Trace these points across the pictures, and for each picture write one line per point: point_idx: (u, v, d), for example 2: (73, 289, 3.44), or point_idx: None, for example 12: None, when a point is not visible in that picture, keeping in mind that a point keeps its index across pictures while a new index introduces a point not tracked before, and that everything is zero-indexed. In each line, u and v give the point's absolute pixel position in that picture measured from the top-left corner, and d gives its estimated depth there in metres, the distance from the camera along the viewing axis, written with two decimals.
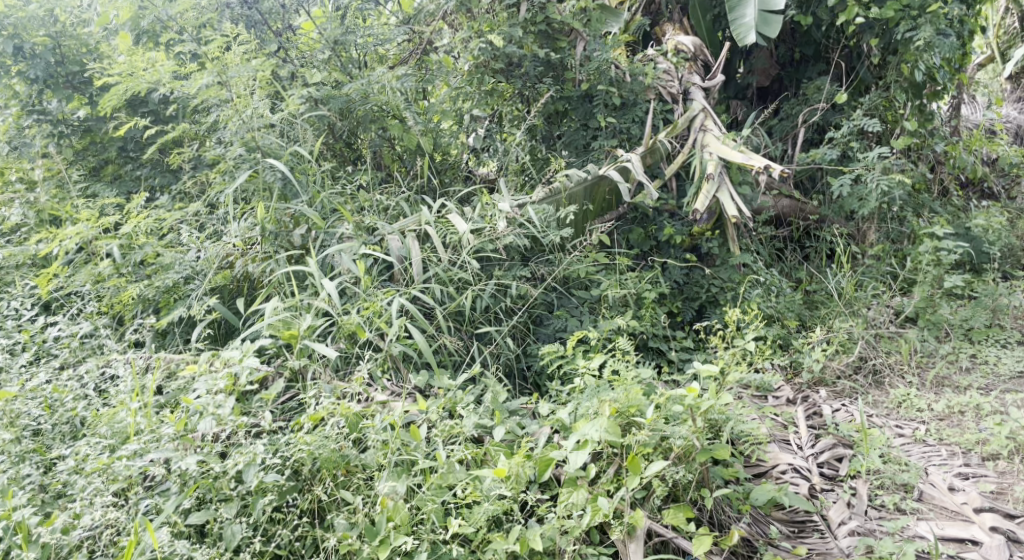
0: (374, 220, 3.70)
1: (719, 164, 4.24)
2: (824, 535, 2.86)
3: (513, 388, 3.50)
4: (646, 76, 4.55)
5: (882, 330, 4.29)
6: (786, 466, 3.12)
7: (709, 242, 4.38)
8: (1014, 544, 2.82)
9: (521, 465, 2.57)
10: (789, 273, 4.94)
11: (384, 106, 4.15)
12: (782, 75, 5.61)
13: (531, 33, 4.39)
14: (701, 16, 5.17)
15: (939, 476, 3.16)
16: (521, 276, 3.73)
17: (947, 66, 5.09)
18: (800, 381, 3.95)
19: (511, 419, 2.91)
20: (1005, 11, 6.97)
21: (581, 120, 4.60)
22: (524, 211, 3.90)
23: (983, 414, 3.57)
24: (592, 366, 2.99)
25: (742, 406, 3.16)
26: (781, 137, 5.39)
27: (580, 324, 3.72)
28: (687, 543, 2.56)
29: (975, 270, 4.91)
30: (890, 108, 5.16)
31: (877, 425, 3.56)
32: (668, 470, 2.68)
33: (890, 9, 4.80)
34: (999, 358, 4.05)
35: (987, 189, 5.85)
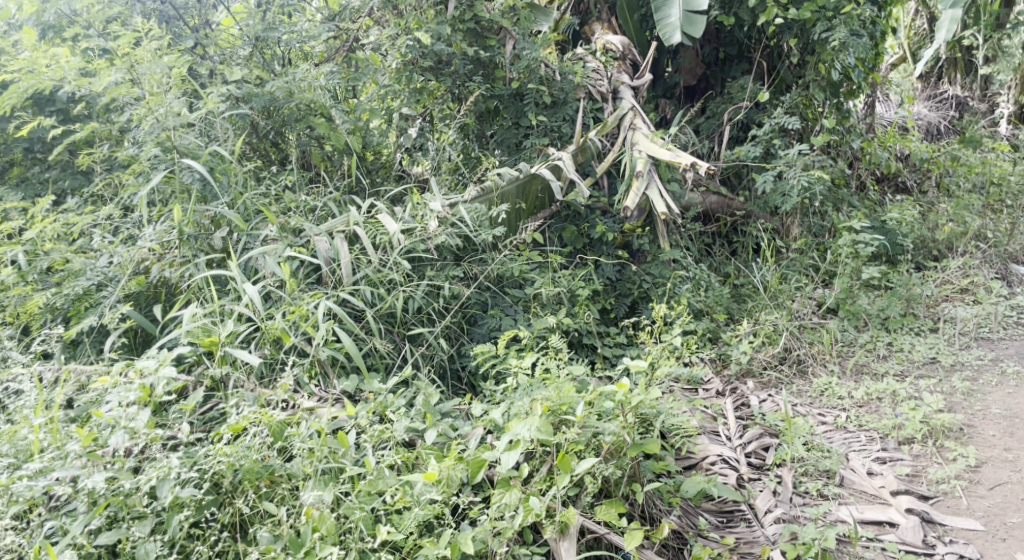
0: (300, 221, 3.61)
1: (649, 162, 4.28)
2: (751, 524, 2.92)
3: (447, 389, 3.47)
4: (575, 74, 4.56)
5: (805, 321, 4.42)
6: (716, 458, 3.17)
7: (641, 239, 4.43)
8: (928, 525, 2.95)
9: (452, 469, 2.54)
10: (717, 268, 5.04)
11: (311, 103, 4.09)
12: (708, 74, 5.72)
13: (460, 31, 4.35)
14: (628, 16, 5.25)
15: (858, 462, 3.28)
16: (454, 275, 3.70)
17: (861, 66, 5.30)
18: (729, 373, 4.03)
19: (443, 421, 2.89)
20: (915, 13, 7.35)
21: (511, 119, 4.59)
22: (456, 210, 3.86)
23: (899, 400, 3.72)
24: (525, 365, 2.99)
25: (673, 399, 3.21)
26: (707, 135, 5.50)
27: (514, 323, 3.71)
28: (619, 539, 2.58)
29: (891, 261, 5.11)
30: (809, 107, 5.33)
31: (801, 414, 3.66)
32: (599, 466, 2.70)
33: (808, 10, 4.95)
34: (913, 345, 4.24)
35: (901, 183, 6.08)
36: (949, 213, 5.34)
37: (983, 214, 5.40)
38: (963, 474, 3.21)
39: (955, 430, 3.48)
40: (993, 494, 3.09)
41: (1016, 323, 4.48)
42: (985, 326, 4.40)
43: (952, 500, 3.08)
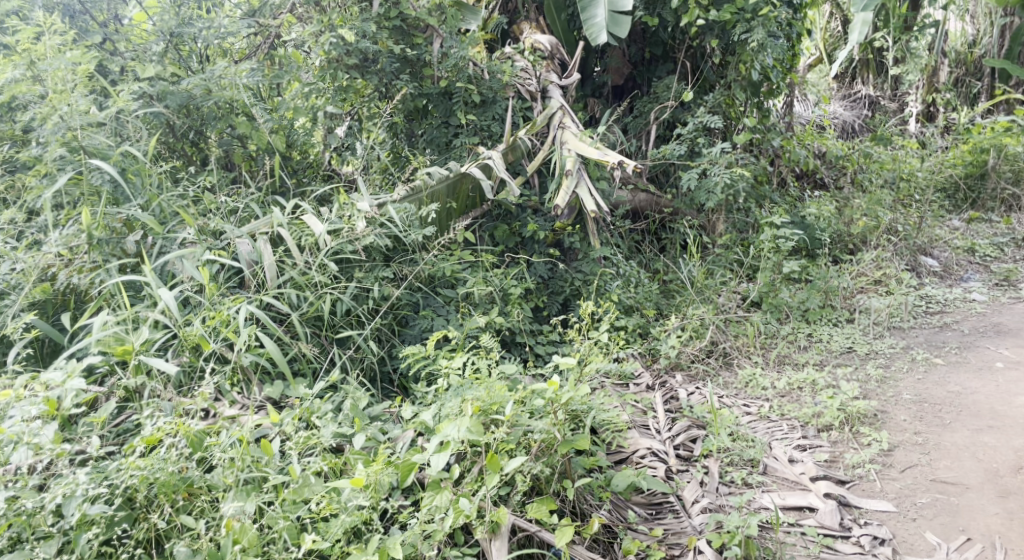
0: (220, 224, 3.50)
1: (578, 160, 4.31)
2: (679, 515, 2.97)
3: (378, 393, 3.42)
4: (504, 73, 4.55)
5: (730, 315, 4.54)
6: (645, 451, 3.23)
7: (571, 237, 4.46)
8: (845, 508, 3.07)
9: (380, 473, 2.50)
10: (647, 265, 5.11)
11: (231, 102, 3.96)
12: (635, 74, 5.81)
13: (385, 29, 4.28)
14: (555, 16, 5.29)
15: (780, 450, 3.38)
16: (384, 276, 3.64)
17: (779, 67, 5.48)
18: (658, 367, 4.11)
19: (373, 425, 2.84)
20: (830, 16, 7.67)
21: (439, 117, 4.55)
22: (384, 210, 3.79)
23: (819, 389, 3.85)
24: (455, 365, 2.97)
25: (603, 395, 3.24)
26: (635, 134, 5.58)
27: (446, 323, 3.69)
28: (550, 536, 2.59)
29: (810, 255, 5.29)
30: (732, 106, 5.47)
31: (727, 405, 3.76)
32: (528, 464, 2.70)
33: (727, 12, 5.07)
34: (831, 336, 4.40)
35: (819, 180, 6.32)
36: (863, 208, 5.55)
37: (894, 209, 5.65)
38: (877, 458, 3.34)
39: (870, 416, 3.62)
40: (904, 476, 3.23)
41: (925, 312, 4.70)
42: (896, 316, 4.60)
43: (866, 483, 3.21)
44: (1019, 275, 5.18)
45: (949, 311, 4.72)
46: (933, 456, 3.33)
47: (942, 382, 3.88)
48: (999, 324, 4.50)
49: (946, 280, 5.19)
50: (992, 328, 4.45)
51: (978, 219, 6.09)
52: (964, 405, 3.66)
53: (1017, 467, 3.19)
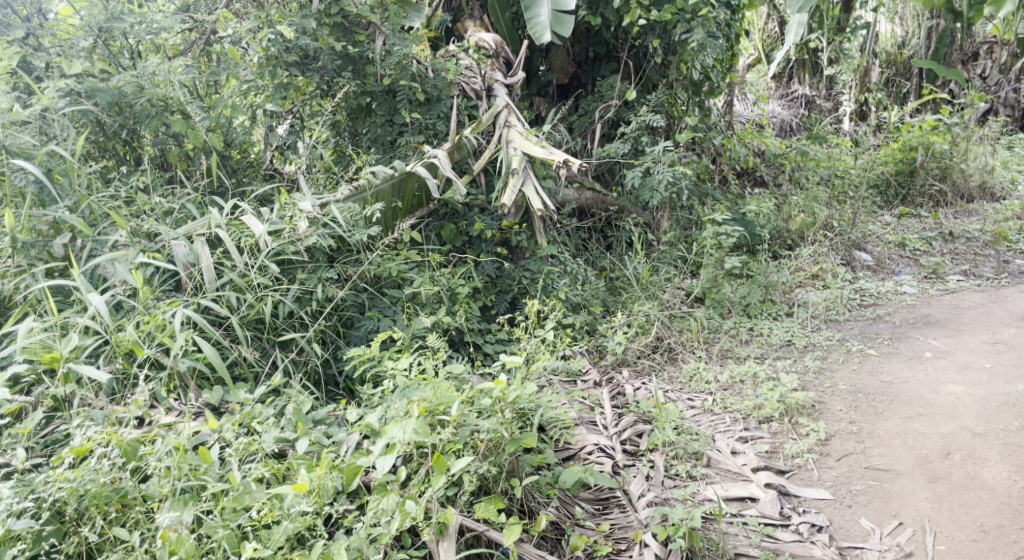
0: (154, 226, 3.39)
1: (524, 159, 4.31)
2: (625, 509, 2.99)
3: (323, 396, 3.37)
4: (448, 72, 4.52)
5: (675, 311, 4.61)
6: (593, 447, 3.26)
7: (519, 236, 4.45)
8: (784, 497, 3.15)
9: (324, 478, 2.46)
10: (594, 262, 5.14)
11: (166, 99, 3.86)
12: (580, 73, 5.83)
13: (326, 25, 4.20)
14: (500, 15, 5.24)
15: (723, 442, 3.45)
16: (328, 277, 3.58)
17: (718, 67, 5.60)
18: (605, 363, 4.15)
19: (317, 429, 2.79)
20: (767, 18, 7.87)
21: (382, 116, 4.49)
22: (328, 210, 3.73)
23: (760, 381, 3.94)
24: (401, 366, 2.95)
25: (551, 392, 3.25)
26: (580, 133, 5.60)
27: (392, 323, 3.65)
28: (498, 535, 2.59)
29: (751, 251, 5.40)
30: (674, 105, 5.56)
31: (672, 399, 3.81)
32: (475, 464, 2.69)
33: (668, 12, 5.13)
34: (771, 330, 4.51)
35: (759, 178, 6.43)
36: (800, 205, 5.71)
37: (829, 205, 5.80)
38: (815, 447, 3.44)
39: (807, 407, 3.72)
40: (840, 464, 3.33)
41: (859, 304, 4.85)
42: (832, 309, 4.73)
43: (805, 473, 3.29)
44: (946, 268, 5.38)
45: (882, 303, 4.88)
46: (867, 444, 3.43)
47: (875, 372, 4.00)
48: (928, 316, 4.66)
49: (879, 274, 5.36)
50: (921, 319, 4.61)
51: (908, 214, 6.29)
52: (896, 394, 3.78)
53: (945, 453, 3.31)
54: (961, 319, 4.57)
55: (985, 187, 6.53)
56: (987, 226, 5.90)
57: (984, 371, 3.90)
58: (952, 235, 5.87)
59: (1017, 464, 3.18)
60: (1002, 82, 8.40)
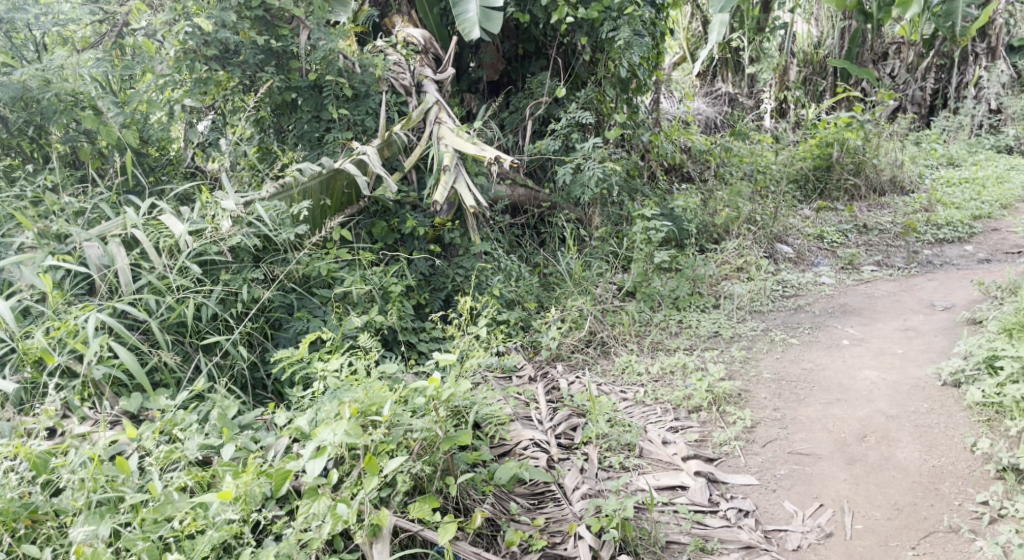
0: (65, 226, 3.22)
1: (455, 156, 4.27)
2: (560, 503, 3.01)
3: (251, 400, 3.28)
4: (375, 67, 4.45)
5: (607, 305, 4.66)
6: (528, 442, 3.27)
7: (451, 233, 4.42)
8: (713, 484, 3.22)
9: (251, 484, 2.40)
10: (527, 258, 5.16)
11: (75, 94, 3.66)
12: (509, 70, 5.84)
13: (248, 18, 4.04)
14: (428, 10, 5.21)
15: (655, 432, 3.50)
16: (254, 278, 3.49)
17: (643, 64, 5.68)
18: (539, 358, 4.17)
19: (243, 434, 2.71)
20: (691, 17, 8.04)
21: (308, 111, 4.38)
22: (252, 209, 3.62)
23: (689, 372, 4.01)
24: (331, 367, 2.88)
25: (485, 388, 3.25)
26: (511, 129, 5.58)
27: (322, 324, 3.59)
28: (433, 534, 2.57)
29: (679, 245, 5.51)
30: (603, 102, 5.62)
31: (604, 392, 3.85)
32: (408, 463, 2.66)
33: (595, 10, 5.17)
34: (699, 321, 4.60)
35: (685, 173, 6.57)
36: (725, 200, 5.85)
37: (752, 200, 5.97)
38: (741, 434, 3.53)
39: (734, 395, 3.82)
40: (765, 450, 3.42)
41: (781, 295, 5.01)
42: (756, 300, 4.87)
43: (732, 460, 3.38)
44: (861, 259, 5.59)
45: (802, 294, 5.05)
46: (790, 430, 3.53)
47: (798, 360, 4.13)
48: (844, 305, 4.84)
49: (799, 265, 5.54)
50: (839, 308, 4.78)
51: (825, 208, 6.51)
52: (816, 381, 3.91)
53: (861, 435, 3.44)
54: (874, 307, 4.76)
55: (896, 181, 6.83)
56: (898, 219, 6.17)
57: (897, 356, 4.06)
58: (866, 227, 6.12)
59: (927, 444, 3.33)
60: (909, 81, 8.78)
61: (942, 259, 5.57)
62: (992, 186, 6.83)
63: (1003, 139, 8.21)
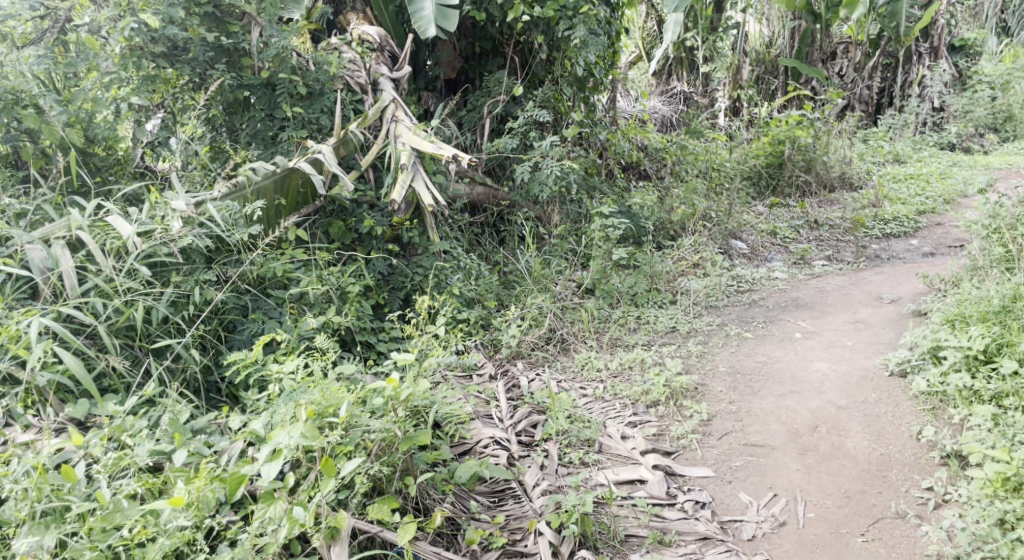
0: (6, 229, 3.13)
1: (412, 154, 4.25)
2: (520, 499, 3.02)
3: (205, 405, 3.23)
4: (330, 65, 4.42)
5: (566, 303, 4.68)
6: (488, 440, 3.26)
7: (410, 232, 4.39)
8: (671, 477, 3.26)
9: (203, 489, 2.36)
10: (487, 257, 5.15)
11: (16, 92, 3.57)
12: (466, 68, 5.81)
13: (196, 15, 3.96)
14: (383, 7, 5.15)
15: (613, 428, 3.53)
16: (206, 279, 3.42)
17: (599, 63, 5.72)
18: (500, 356, 4.18)
19: (196, 439, 2.66)
20: (647, 16, 8.12)
21: (261, 110, 4.31)
22: (204, 209, 3.55)
23: (647, 367, 4.06)
24: (287, 369, 2.84)
25: (445, 387, 3.24)
26: (470, 128, 5.55)
27: (278, 325, 3.54)
28: (393, 535, 2.55)
29: (637, 242, 5.56)
30: (560, 101, 5.64)
31: (564, 389, 3.87)
32: (366, 465, 2.64)
33: (551, 9, 5.18)
34: (657, 317, 4.65)
35: (643, 171, 6.65)
36: (681, 197, 5.92)
37: (707, 197, 6.05)
38: (698, 428, 3.58)
39: (691, 389, 3.87)
40: (721, 442, 3.47)
41: (736, 291, 5.09)
42: (712, 296, 4.94)
43: (689, 453, 3.42)
44: (812, 254, 5.71)
45: (757, 289, 5.14)
46: (745, 423, 3.59)
47: (752, 354, 4.20)
48: (797, 299, 4.93)
49: (753, 261, 5.64)
50: (791, 302, 4.88)
51: (778, 204, 6.63)
52: (770, 373, 3.99)
53: (813, 426, 3.51)
54: (825, 301, 4.86)
55: (844, 177, 6.99)
56: (847, 214, 6.31)
57: (847, 348, 4.16)
58: (817, 223, 6.25)
59: (876, 432, 3.41)
60: (857, 80, 8.97)
61: (889, 254, 5.72)
62: (936, 182, 7.04)
63: (946, 137, 8.46)
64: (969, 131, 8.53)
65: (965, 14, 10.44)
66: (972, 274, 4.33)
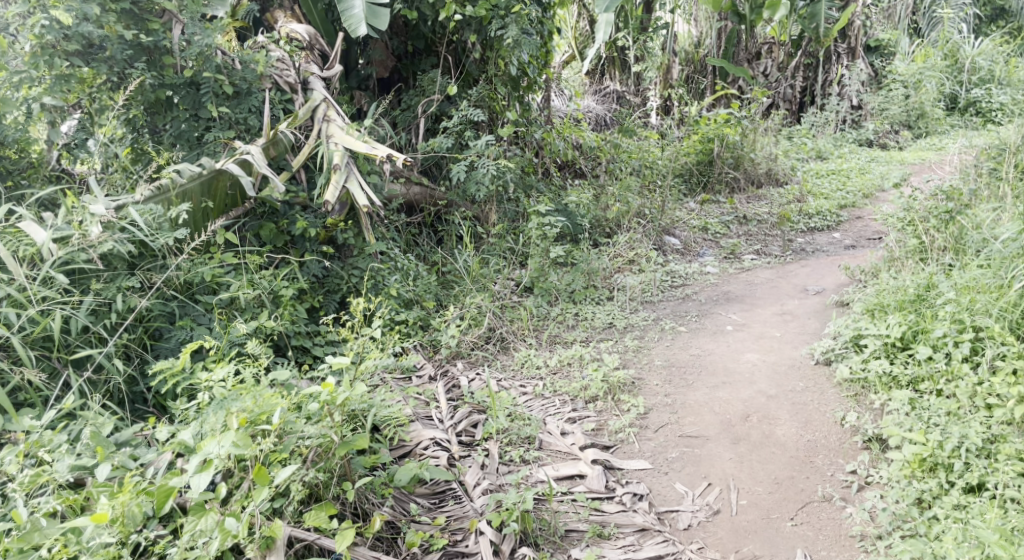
0: None
1: (345, 155, 4.18)
2: (461, 500, 3.01)
3: (131, 416, 3.12)
4: (257, 64, 4.29)
5: (505, 301, 4.68)
6: (428, 441, 3.25)
7: (344, 233, 4.31)
8: (609, 471, 3.30)
9: (128, 504, 2.28)
10: (425, 257, 5.11)
11: None
12: (399, 67, 5.74)
13: (112, 11, 3.77)
14: (312, 5, 5.05)
15: (553, 424, 3.55)
16: (129, 286, 3.30)
17: (532, 62, 5.73)
18: (439, 357, 4.16)
19: (121, 452, 2.57)
20: (579, 16, 8.18)
21: (185, 110, 4.17)
22: (126, 213, 3.42)
23: (586, 363, 4.09)
24: (216, 376, 2.76)
25: (383, 390, 3.19)
26: (404, 127, 5.50)
27: (208, 332, 3.44)
28: (331, 541, 2.50)
29: (574, 240, 5.61)
30: (495, 100, 5.64)
31: (504, 388, 3.88)
32: (301, 471, 2.59)
33: (483, 9, 5.16)
34: (594, 313, 4.70)
35: (578, 170, 6.70)
36: (615, 194, 6.00)
37: (641, 194, 6.14)
38: (635, 421, 3.63)
39: (628, 384, 3.92)
40: (657, 435, 3.53)
41: (671, 286, 5.18)
42: (647, 291, 5.03)
43: (627, 446, 3.47)
44: (742, 249, 5.86)
45: (690, 283, 5.24)
46: (680, 414, 3.66)
47: (686, 347, 4.28)
48: (727, 293, 5.05)
49: (686, 256, 5.75)
50: (722, 296, 4.99)
51: (708, 200, 6.76)
52: (703, 365, 4.07)
53: (745, 416, 3.60)
54: (754, 294, 4.99)
55: (770, 173, 7.18)
56: (774, 209, 6.50)
57: (775, 339, 4.27)
58: (745, 218, 6.41)
59: (803, 420, 3.51)
60: (780, 80, 9.25)
61: (813, 247, 5.92)
62: (855, 177, 7.31)
63: (864, 134, 8.80)
64: (885, 128, 8.90)
65: (879, 15, 10.86)
66: (890, 264, 4.50)
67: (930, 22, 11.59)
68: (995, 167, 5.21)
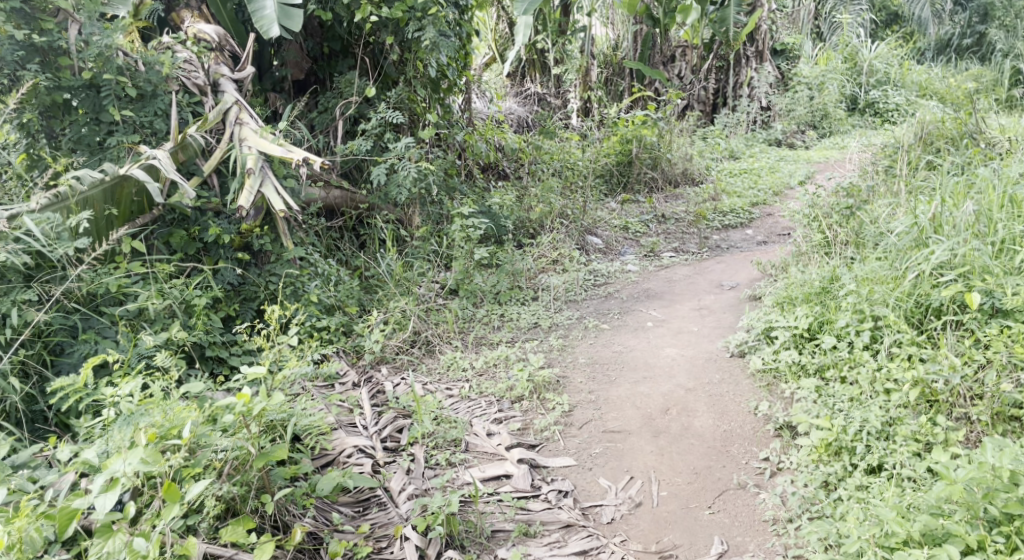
0: None
1: (259, 158, 4.08)
2: (385, 507, 2.97)
3: (29, 436, 2.98)
4: (162, 65, 4.13)
5: (430, 304, 4.65)
6: (352, 449, 3.20)
7: (261, 239, 4.19)
8: (535, 469, 3.32)
9: (25, 529, 2.17)
10: (347, 261, 5.02)
11: None
12: (316, 68, 5.63)
13: (2, 10, 3.58)
14: (221, 5, 4.91)
15: (479, 425, 3.55)
16: (24, 299, 3.14)
17: (450, 64, 5.71)
18: (363, 363, 4.11)
19: (18, 475, 2.45)
20: (498, 19, 8.22)
21: (85, 114, 3.98)
22: (20, 222, 3.24)
23: (512, 363, 4.10)
24: (122, 391, 2.65)
25: (304, 398, 3.13)
26: (321, 130, 5.41)
27: (113, 345, 3.31)
28: (248, 556, 2.44)
29: (498, 241, 5.62)
30: (414, 102, 5.60)
31: (430, 391, 3.86)
32: (215, 486, 2.51)
33: (399, 10, 5.13)
34: (519, 314, 4.72)
35: (501, 171, 6.72)
36: (538, 196, 6.04)
37: (562, 195, 6.19)
38: (561, 419, 3.66)
39: (553, 383, 3.95)
40: (582, 432, 3.57)
41: (593, 285, 5.25)
42: (570, 291, 5.08)
43: (552, 444, 3.50)
44: (661, 247, 5.99)
45: (612, 282, 5.32)
46: (604, 410, 3.72)
47: (609, 344, 4.35)
48: (648, 290, 5.16)
49: (608, 255, 5.84)
50: (644, 293, 5.09)
51: (629, 200, 6.88)
52: (626, 361, 4.15)
53: (665, 409, 3.68)
54: (674, 291, 5.11)
55: (686, 173, 7.36)
56: (690, 207, 6.66)
57: (694, 334, 4.39)
58: (664, 217, 6.56)
59: (719, 411, 3.62)
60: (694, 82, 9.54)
61: (728, 243, 6.11)
62: (766, 176, 7.57)
63: (773, 134, 9.12)
64: (793, 128, 9.25)
65: (784, 21, 11.30)
66: (799, 259, 4.69)
67: (831, 27, 12.13)
68: (891, 164, 5.48)
